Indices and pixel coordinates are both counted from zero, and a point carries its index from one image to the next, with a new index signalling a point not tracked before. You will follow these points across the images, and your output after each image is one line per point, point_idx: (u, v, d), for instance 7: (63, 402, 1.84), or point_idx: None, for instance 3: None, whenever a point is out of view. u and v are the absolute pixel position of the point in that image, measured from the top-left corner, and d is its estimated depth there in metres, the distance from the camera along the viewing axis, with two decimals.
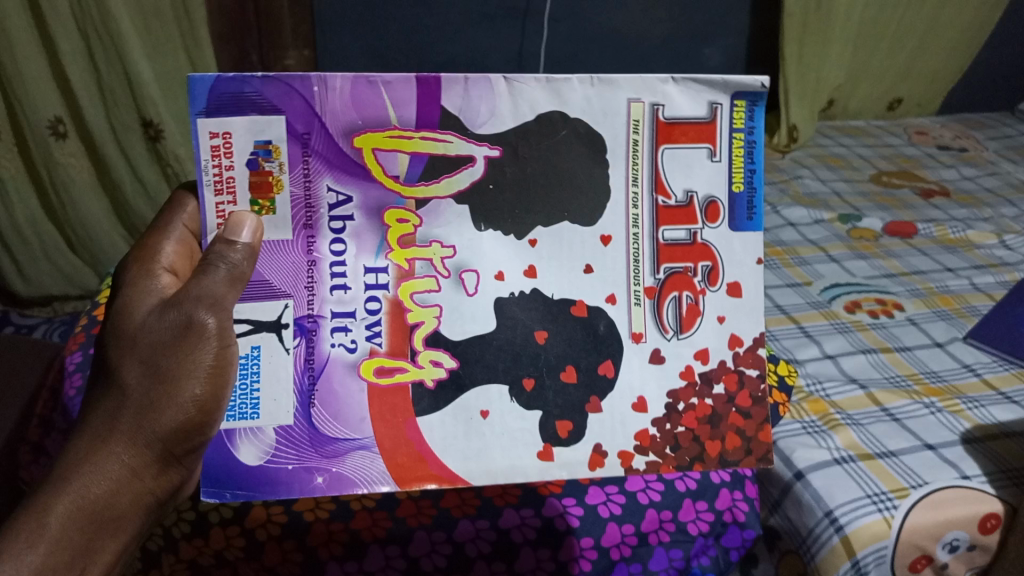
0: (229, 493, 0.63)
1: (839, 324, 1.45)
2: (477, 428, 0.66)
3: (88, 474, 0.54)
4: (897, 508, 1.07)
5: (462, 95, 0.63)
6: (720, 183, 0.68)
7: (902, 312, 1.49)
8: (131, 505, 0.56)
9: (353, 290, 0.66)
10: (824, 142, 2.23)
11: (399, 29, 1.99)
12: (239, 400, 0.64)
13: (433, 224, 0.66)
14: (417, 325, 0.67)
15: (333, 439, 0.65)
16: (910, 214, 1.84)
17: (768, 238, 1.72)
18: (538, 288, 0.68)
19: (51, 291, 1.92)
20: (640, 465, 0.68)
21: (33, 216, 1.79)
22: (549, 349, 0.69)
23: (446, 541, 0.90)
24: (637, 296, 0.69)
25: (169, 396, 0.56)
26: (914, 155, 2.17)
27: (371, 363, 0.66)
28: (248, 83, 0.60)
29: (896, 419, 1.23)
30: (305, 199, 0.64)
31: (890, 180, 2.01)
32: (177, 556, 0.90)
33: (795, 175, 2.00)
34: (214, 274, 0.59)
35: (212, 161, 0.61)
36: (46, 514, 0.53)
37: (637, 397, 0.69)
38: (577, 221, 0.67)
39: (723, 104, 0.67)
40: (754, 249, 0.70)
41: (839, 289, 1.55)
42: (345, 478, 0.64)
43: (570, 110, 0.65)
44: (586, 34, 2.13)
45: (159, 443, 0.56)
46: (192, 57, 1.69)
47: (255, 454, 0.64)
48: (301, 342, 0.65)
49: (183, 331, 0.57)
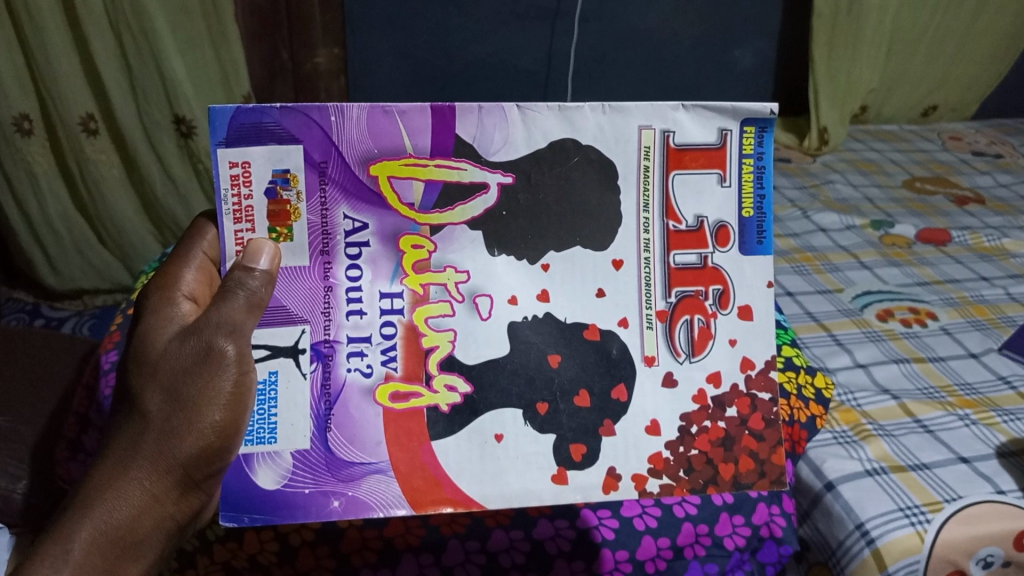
0: (247, 518, 0.63)
1: (871, 333, 1.42)
2: (492, 452, 0.65)
3: (111, 500, 0.56)
4: (931, 522, 1.06)
5: (476, 123, 0.63)
6: (730, 208, 0.68)
7: (936, 321, 1.47)
8: (153, 528, 0.58)
9: (369, 315, 0.65)
10: (856, 146, 2.20)
11: (429, 28, 1.99)
12: (256, 425, 0.63)
13: (448, 249, 0.66)
14: (432, 349, 0.66)
15: (349, 463, 0.64)
16: (944, 221, 1.81)
17: (798, 243, 1.70)
18: (550, 312, 0.67)
19: (82, 284, 1.93)
20: (653, 489, 0.66)
21: (64, 211, 1.81)
22: (562, 372, 0.68)
23: (480, 550, 0.90)
24: (649, 320, 0.68)
25: (190, 422, 0.57)
26: (948, 161, 2.13)
27: (386, 388, 0.65)
28: (267, 113, 0.59)
29: (930, 430, 1.21)
30: (322, 226, 0.64)
31: (923, 186, 1.98)
32: (211, 557, 0.91)
33: (826, 180, 1.98)
34: (234, 301, 0.60)
35: (231, 190, 0.61)
36: (72, 540, 0.55)
37: (649, 420, 0.67)
38: (590, 246, 0.67)
39: (733, 131, 0.66)
40: (763, 273, 0.69)
41: (871, 296, 1.53)
42: (361, 502, 0.63)
43: (582, 137, 0.64)
44: (615, 35, 2.11)
45: (179, 468, 0.58)
46: (220, 53, 1.70)
47: (273, 478, 0.63)
48: (318, 367, 0.65)
49: (203, 358, 0.58)
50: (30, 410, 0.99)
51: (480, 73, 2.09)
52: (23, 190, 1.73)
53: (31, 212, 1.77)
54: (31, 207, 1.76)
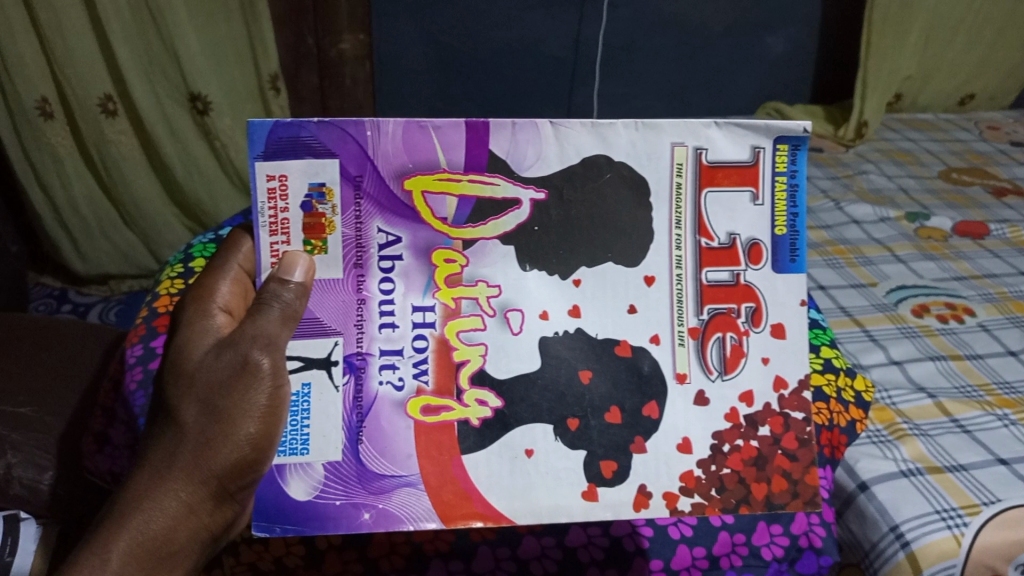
0: (279, 528, 0.62)
1: (906, 328, 1.39)
2: (522, 467, 0.64)
3: (148, 510, 0.56)
4: (968, 526, 1.03)
5: (510, 139, 0.62)
6: (763, 226, 0.65)
7: (973, 318, 1.43)
8: (188, 539, 0.58)
9: (401, 328, 0.64)
10: (890, 136, 2.15)
11: (455, 14, 1.96)
12: (289, 436, 0.62)
13: (479, 264, 0.64)
14: (462, 363, 0.65)
15: (379, 476, 0.63)
16: (981, 214, 1.76)
17: (831, 236, 1.66)
18: (582, 328, 0.65)
19: (108, 269, 1.94)
20: (685, 507, 0.65)
21: (90, 195, 1.81)
22: (593, 389, 0.66)
23: (510, 558, 0.88)
24: (681, 337, 0.66)
25: (225, 434, 0.57)
26: (985, 151, 2.08)
27: (417, 401, 0.64)
28: (305, 127, 0.59)
29: (967, 431, 1.18)
30: (356, 240, 0.63)
31: (959, 178, 1.93)
32: (236, 558, 0.90)
33: (860, 171, 1.93)
34: (269, 314, 0.59)
35: (268, 203, 0.60)
36: (108, 551, 0.55)
37: (681, 438, 0.65)
38: (621, 263, 0.65)
39: (767, 148, 0.64)
40: (798, 291, 0.66)
41: (906, 291, 1.49)
42: (391, 515, 0.62)
43: (615, 153, 0.63)
44: (645, 21, 2.07)
45: (215, 479, 0.58)
46: (249, 29, 1.71)
47: (305, 489, 0.62)
48: (350, 380, 0.63)
49: (239, 371, 0.58)
50: (57, 401, 0.99)
51: (507, 61, 2.06)
52: (47, 173, 1.74)
53: (55, 196, 1.77)
54: (55, 190, 1.76)
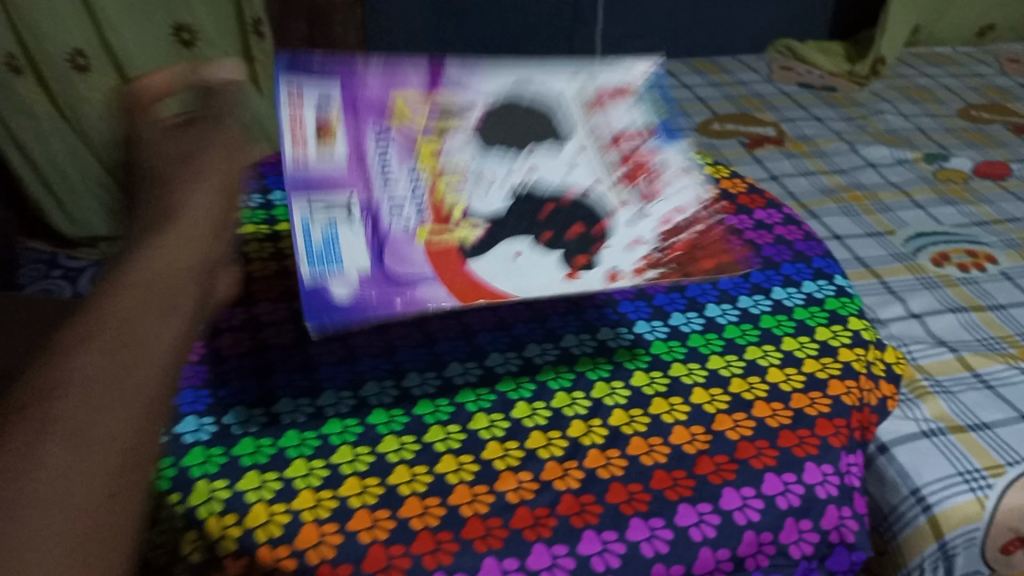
0: (326, 319, 0.52)
1: (925, 279, 1.33)
2: (527, 259, 0.57)
3: (115, 294, 0.42)
4: (991, 489, 0.97)
5: (451, 83, 0.63)
6: (642, 116, 0.68)
7: (995, 265, 1.36)
8: (178, 325, 0.42)
9: (400, 186, 0.59)
10: (907, 72, 2.05)
11: None
12: (314, 250, 0.55)
13: (450, 142, 0.61)
14: (440, 202, 0.59)
15: (401, 268, 0.56)
16: (1002, 152, 1.68)
17: (846, 181, 1.59)
18: (533, 185, 0.61)
19: (98, 231, 1.75)
20: (645, 270, 0.57)
21: (72, 153, 1.64)
22: (593, 225, 0.60)
23: None
24: (614, 186, 0.63)
25: (183, 222, 0.49)
26: (1006, 85, 1.98)
27: (422, 229, 0.58)
28: (310, 57, 0.61)
29: (991, 388, 1.12)
30: (357, 153, 0.59)
31: (979, 115, 1.84)
32: None
33: (876, 110, 1.85)
34: (208, 159, 0.56)
35: (288, 113, 0.58)
36: (71, 336, 0.40)
37: (633, 239, 0.60)
38: (552, 138, 0.63)
39: (636, 70, 0.70)
40: (682, 148, 0.67)
41: (924, 239, 1.43)
42: (424, 294, 0.54)
43: (533, 79, 0.65)
44: None
45: (187, 258, 0.47)
46: None
47: (340, 285, 0.54)
48: (365, 220, 0.57)
49: (182, 187, 0.53)
50: None
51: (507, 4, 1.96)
52: (26, 134, 1.58)
53: (36, 155, 1.61)
54: (35, 150, 1.60)
